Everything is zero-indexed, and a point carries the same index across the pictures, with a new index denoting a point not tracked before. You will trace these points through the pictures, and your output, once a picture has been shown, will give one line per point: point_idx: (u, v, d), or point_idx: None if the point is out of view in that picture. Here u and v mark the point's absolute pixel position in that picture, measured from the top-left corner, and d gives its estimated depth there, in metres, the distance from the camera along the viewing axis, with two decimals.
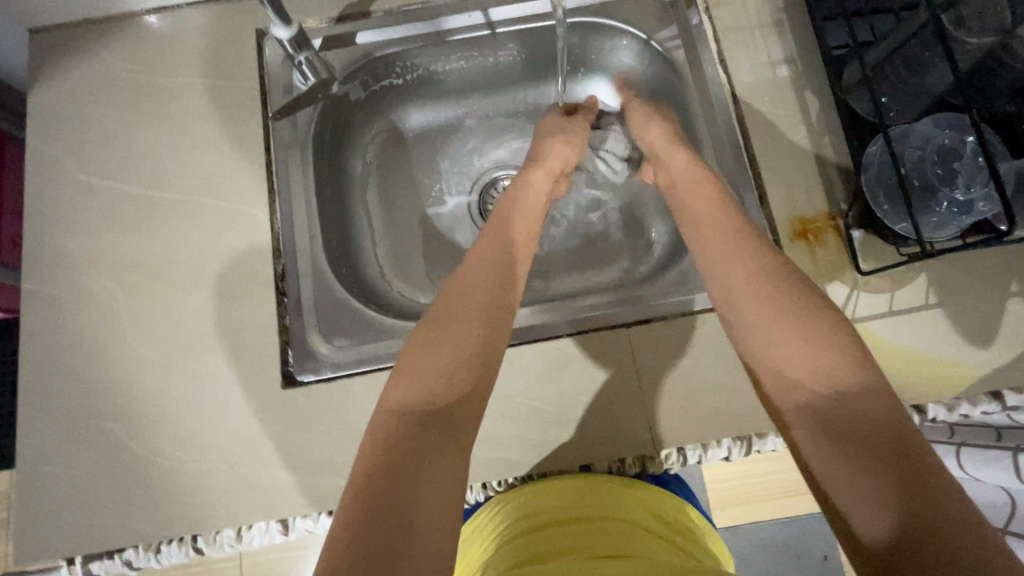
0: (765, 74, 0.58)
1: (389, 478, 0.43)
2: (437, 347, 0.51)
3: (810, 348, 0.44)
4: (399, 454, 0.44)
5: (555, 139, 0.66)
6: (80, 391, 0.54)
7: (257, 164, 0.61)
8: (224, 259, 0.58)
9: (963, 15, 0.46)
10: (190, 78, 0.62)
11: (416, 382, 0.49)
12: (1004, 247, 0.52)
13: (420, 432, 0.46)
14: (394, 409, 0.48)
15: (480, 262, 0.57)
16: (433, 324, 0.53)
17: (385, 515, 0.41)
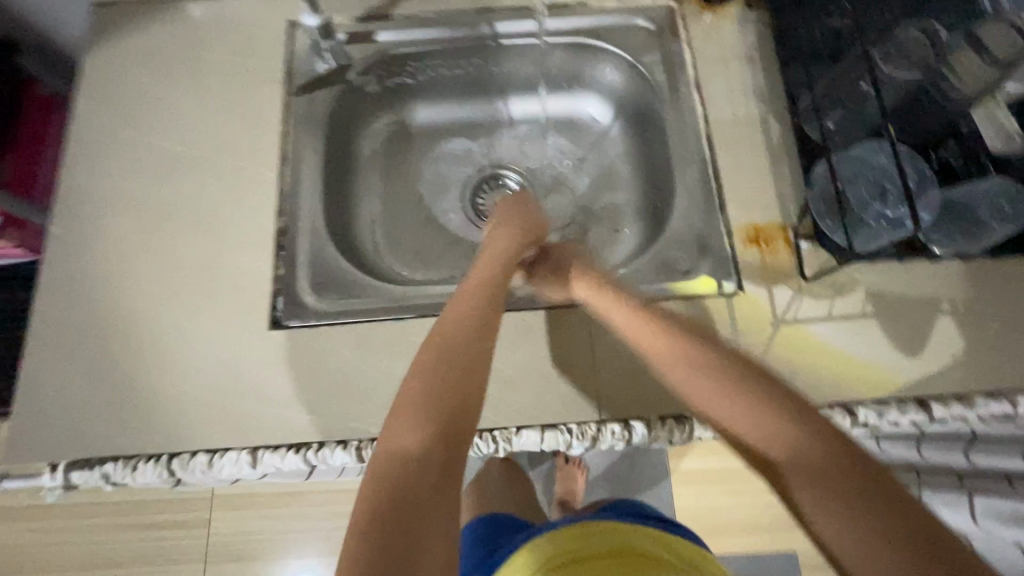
0: (732, 105, 0.73)
1: (387, 510, 0.41)
2: (421, 382, 0.49)
3: (762, 422, 0.47)
4: (402, 491, 0.42)
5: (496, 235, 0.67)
6: (92, 315, 0.65)
7: (275, 130, 0.73)
8: (234, 214, 0.69)
9: (888, 53, 0.63)
10: (227, 56, 0.76)
11: (409, 420, 0.47)
12: (923, 270, 0.65)
13: (418, 466, 0.44)
14: (390, 450, 0.45)
15: (469, 294, 0.57)
16: (423, 360, 0.51)
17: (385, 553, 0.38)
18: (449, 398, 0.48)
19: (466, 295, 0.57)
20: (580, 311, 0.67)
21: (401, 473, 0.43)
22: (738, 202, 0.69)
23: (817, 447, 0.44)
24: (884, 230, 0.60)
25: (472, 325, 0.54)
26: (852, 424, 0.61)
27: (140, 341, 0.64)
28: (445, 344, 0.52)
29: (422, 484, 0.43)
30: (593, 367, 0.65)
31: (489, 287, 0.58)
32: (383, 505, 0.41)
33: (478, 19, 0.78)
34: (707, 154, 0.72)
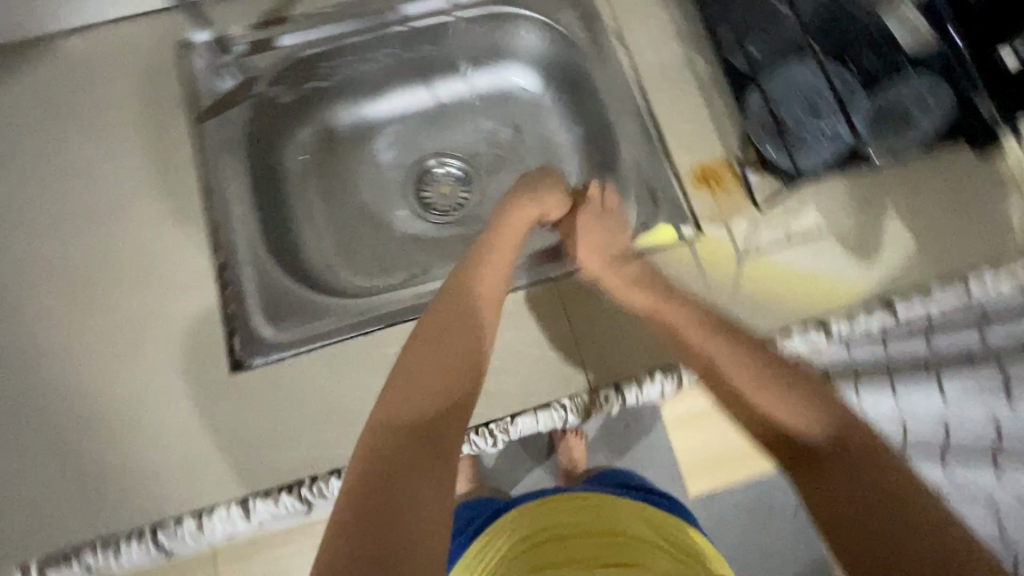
0: (656, 50, 0.72)
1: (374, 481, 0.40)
2: (425, 360, 0.48)
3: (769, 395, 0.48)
4: (399, 463, 0.41)
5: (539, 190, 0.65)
6: (30, 400, 0.60)
7: (190, 161, 0.67)
8: (166, 259, 0.64)
9: None
10: (118, 91, 0.69)
11: (412, 396, 0.46)
12: (866, 177, 0.67)
13: (418, 444, 0.43)
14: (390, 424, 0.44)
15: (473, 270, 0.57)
16: (427, 341, 0.50)
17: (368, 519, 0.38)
18: (451, 380, 0.48)
19: (482, 276, 0.56)
20: (546, 285, 0.66)
21: (403, 445, 0.42)
22: (681, 145, 0.69)
23: (819, 416, 0.46)
24: (824, 144, 0.62)
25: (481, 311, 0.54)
26: (827, 337, 0.63)
27: (92, 415, 0.59)
28: (456, 326, 0.51)
29: (419, 465, 0.41)
30: (574, 337, 0.64)
31: (500, 272, 0.58)
32: (373, 471, 0.41)
33: (383, 6, 0.75)
34: (642, 103, 0.71)
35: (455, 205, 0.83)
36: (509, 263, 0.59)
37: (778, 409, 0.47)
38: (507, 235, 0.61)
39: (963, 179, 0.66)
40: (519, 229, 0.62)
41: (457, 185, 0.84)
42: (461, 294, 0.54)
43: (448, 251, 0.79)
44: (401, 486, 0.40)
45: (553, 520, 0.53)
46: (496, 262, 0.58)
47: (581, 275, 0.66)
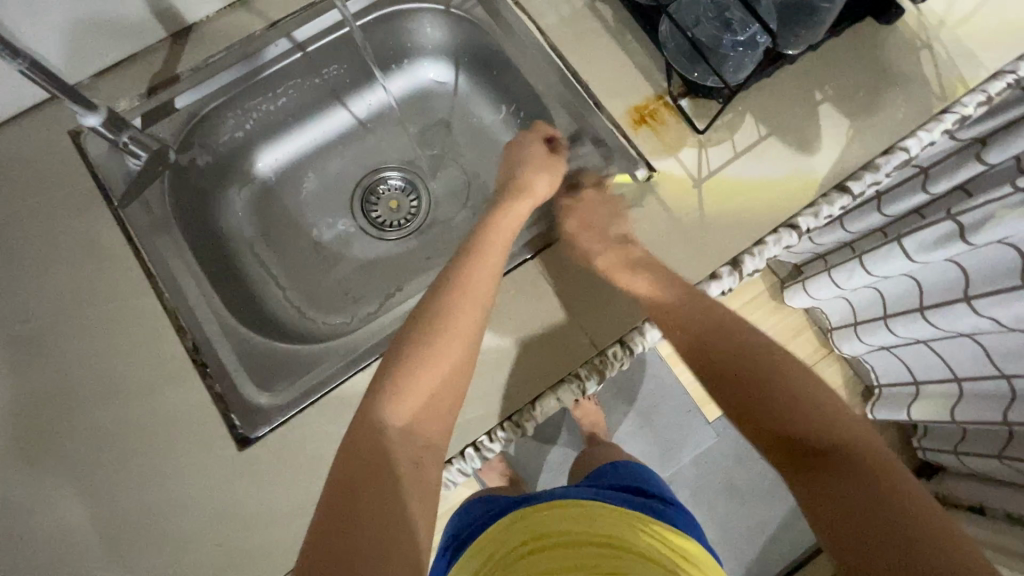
0: (558, 6, 0.71)
1: (348, 483, 0.47)
2: (410, 372, 0.53)
3: (792, 387, 0.52)
4: (371, 473, 0.48)
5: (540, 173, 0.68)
6: (33, 549, 0.55)
7: (124, 253, 0.63)
8: (130, 361, 0.60)
9: None
10: (18, 202, 0.64)
11: (393, 407, 0.52)
12: (788, 73, 0.69)
13: (387, 454, 0.49)
14: (369, 426, 0.51)
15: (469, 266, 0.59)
16: (414, 347, 0.55)
17: (344, 520, 0.45)
18: (428, 396, 0.53)
19: (471, 276, 0.59)
20: (523, 266, 0.66)
21: (379, 453, 0.49)
22: (610, 93, 0.69)
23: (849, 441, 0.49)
24: (745, 55, 0.62)
25: (468, 316, 0.57)
26: (798, 234, 0.65)
27: (108, 542, 0.56)
28: (443, 333, 0.55)
29: (388, 478, 0.48)
30: (567, 307, 0.64)
31: (492, 271, 0.60)
32: (355, 473, 0.48)
33: (273, 36, 0.71)
34: (559, 63, 0.71)
35: (408, 217, 0.81)
36: (501, 255, 0.61)
37: (796, 400, 0.51)
38: (504, 229, 0.64)
39: (874, 50, 0.69)
40: (514, 225, 0.65)
41: (403, 196, 0.82)
42: (451, 295, 0.57)
43: (416, 264, 0.78)
44: (371, 493, 0.47)
45: (530, 530, 0.57)
46: (487, 257, 0.61)
47: (554, 246, 0.66)
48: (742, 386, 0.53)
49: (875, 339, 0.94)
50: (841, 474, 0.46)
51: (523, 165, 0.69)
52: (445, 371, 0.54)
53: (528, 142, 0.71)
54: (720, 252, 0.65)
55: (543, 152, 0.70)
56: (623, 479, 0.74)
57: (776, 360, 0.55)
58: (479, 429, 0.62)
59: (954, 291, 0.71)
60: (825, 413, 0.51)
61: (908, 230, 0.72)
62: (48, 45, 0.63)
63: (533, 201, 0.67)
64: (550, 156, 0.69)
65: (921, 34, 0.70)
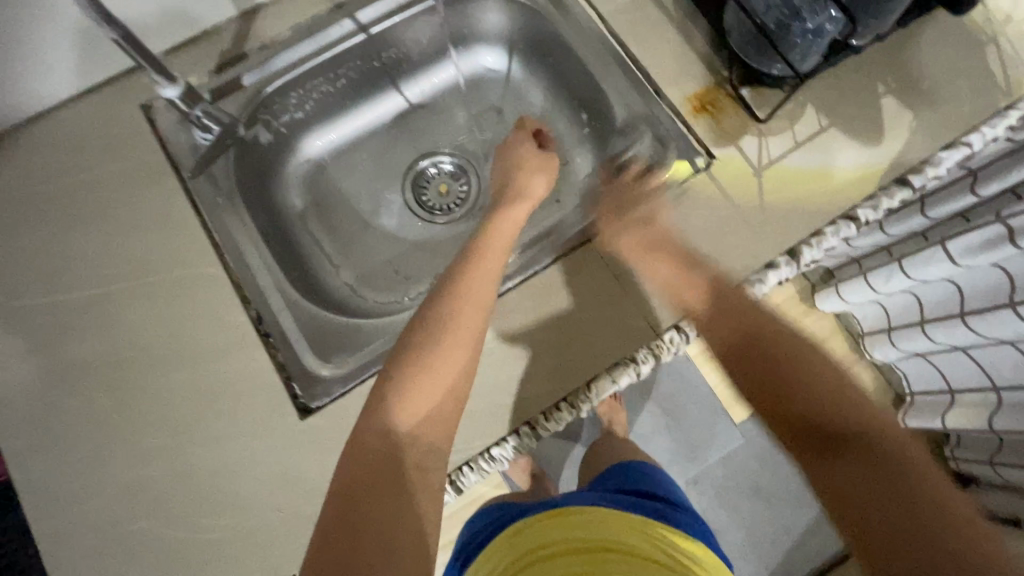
0: None
1: (355, 498, 0.46)
2: (410, 380, 0.52)
3: (821, 381, 0.50)
4: (380, 485, 0.47)
5: (534, 172, 0.69)
6: (100, 504, 0.56)
7: (191, 223, 0.64)
8: (195, 326, 0.61)
9: None
10: (90, 170, 0.65)
11: (398, 415, 0.50)
12: (852, 65, 0.68)
13: (395, 462, 0.48)
14: (372, 437, 0.49)
15: (471, 269, 0.58)
16: (414, 355, 0.53)
17: (341, 532, 0.44)
18: (433, 400, 0.51)
19: (471, 282, 0.57)
20: (579, 251, 0.66)
21: (382, 464, 0.48)
22: (670, 80, 0.69)
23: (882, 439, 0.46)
24: (812, 43, 0.61)
25: (471, 319, 0.55)
26: (856, 226, 0.65)
27: (170, 499, 0.57)
28: (444, 337, 0.53)
29: (397, 486, 0.47)
30: (623, 291, 0.64)
31: (493, 274, 0.58)
32: (355, 481, 0.47)
33: (338, 17, 0.72)
34: (620, 49, 0.71)
35: (457, 202, 0.82)
36: (501, 257, 0.61)
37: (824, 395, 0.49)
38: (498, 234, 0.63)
39: (941, 44, 0.69)
40: (511, 232, 0.64)
41: (453, 180, 0.83)
42: (449, 301, 0.55)
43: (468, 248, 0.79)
44: (380, 504, 0.46)
45: (539, 537, 0.55)
46: (488, 259, 0.59)
47: (611, 231, 0.66)
48: (753, 371, 0.52)
49: (909, 346, 0.91)
50: (860, 461, 0.45)
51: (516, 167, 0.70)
52: (449, 377, 0.52)
53: (523, 144, 0.72)
54: (777, 240, 0.65)
55: (535, 153, 0.71)
56: (637, 486, 0.73)
57: (777, 339, 0.53)
58: (535, 408, 0.62)
59: (999, 296, 0.68)
60: (839, 393, 0.49)
61: (954, 233, 0.69)
62: (130, 17, 0.65)
63: (529, 202, 0.68)
64: (546, 155, 0.71)
65: (987, 29, 0.69)
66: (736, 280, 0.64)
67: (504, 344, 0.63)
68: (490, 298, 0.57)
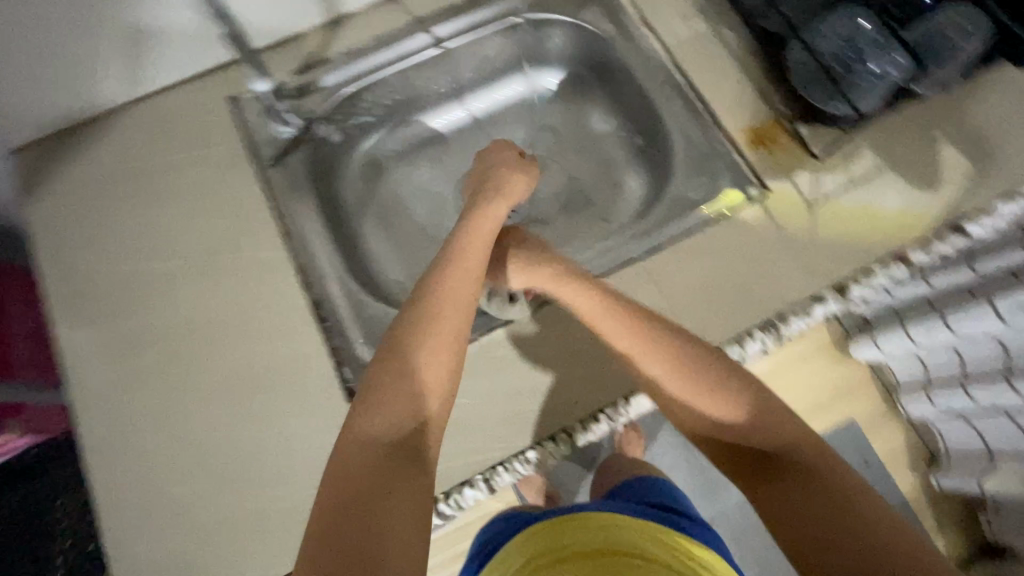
0: (684, 27, 0.76)
1: (356, 495, 0.43)
2: (400, 375, 0.49)
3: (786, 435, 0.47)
4: (381, 480, 0.44)
5: (514, 175, 0.65)
6: (153, 464, 0.59)
7: (263, 208, 0.68)
8: (258, 305, 0.65)
9: None
10: (178, 152, 0.71)
11: (388, 410, 0.48)
12: (911, 111, 0.69)
13: (394, 456, 0.46)
14: (360, 441, 0.46)
15: (454, 268, 0.55)
16: (400, 359, 0.50)
17: (343, 536, 0.41)
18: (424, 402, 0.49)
19: (456, 276, 0.55)
20: (628, 268, 0.67)
21: (378, 461, 0.45)
22: (729, 112, 0.72)
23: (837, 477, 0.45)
24: (876, 84, 0.63)
25: (462, 310, 0.54)
26: (905, 267, 0.65)
27: (220, 469, 0.59)
28: (434, 340, 0.51)
29: (398, 479, 0.45)
30: (669, 310, 0.65)
31: (478, 274, 0.56)
32: (349, 490, 0.43)
33: (417, 30, 0.77)
34: (681, 81, 0.74)
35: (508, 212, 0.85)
36: (485, 254, 0.57)
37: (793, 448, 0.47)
38: (482, 228, 0.59)
39: (1004, 98, 0.69)
40: (491, 228, 0.60)
41: None
42: (436, 297, 0.53)
43: None
44: (385, 498, 0.43)
45: (547, 543, 0.55)
46: (470, 257, 0.56)
47: (661, 250, 0.67)
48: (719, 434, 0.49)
49: None
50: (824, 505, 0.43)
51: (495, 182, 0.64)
52: (442, 365, 0.50)
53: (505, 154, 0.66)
54: (825, 274, 0.66)
55: (516, 164, 0.66)
56: (646, 497, 0.73)
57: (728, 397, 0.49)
58: (573, 416, 0.62)
59: None
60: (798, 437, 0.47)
61: None
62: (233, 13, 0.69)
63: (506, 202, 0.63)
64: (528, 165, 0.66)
65: None
66: (780, 310, 0.65)
67: (546, 350, 0.64)
68: (474, 298, 0.55)
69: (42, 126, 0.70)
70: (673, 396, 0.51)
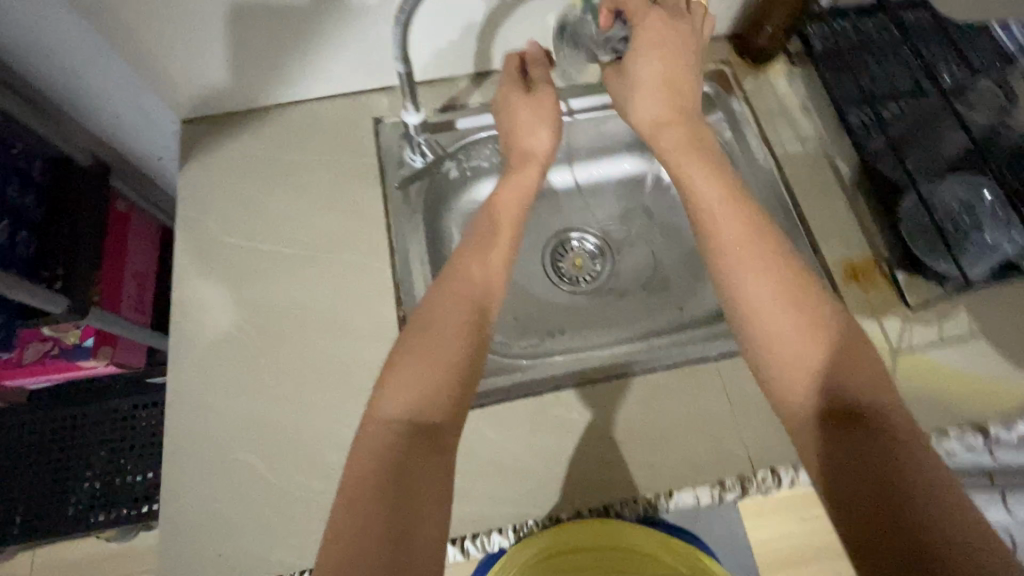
0: (799, 152, 0.79)
1: (393, 475, 0.48)
2: (419, 355, 0.54)
3: (849, 365, 0.49)
4: (406, 461, 0.49)
5: (521, 108, 0.72)
6: (220, 428, 0.64)
7: (378, 222, 0.75)
8: (352, 307, 0.70)
9: (968, 101, 0.72)
10: (319, 154, 0.79)
11: (412, 381, 0.53)
12: (1015, 287, 0.69)
13: (415, 435, 0.50)
14: (383, 421, 0.51)
15: (475, 252, 0.62)
16: (424, 339, 0.55)
17: (379, 501, 0.46)
18: (449, 369, 0.53)
19: (472, 258, 0.62)
20: (699, 365, 0.68)
21: (403, 441, 0.50)
22: (830, 241, 0.73)
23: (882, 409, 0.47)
24: (986, 253, 0.64)
25: (477, 289, 0.59)
26: (984, 440, 0.63)
27: (278, 451, 0.63)
28: (456, 316, 0.57)
29: (422, 457, 0.50)
30: (732, 415, 0.66)
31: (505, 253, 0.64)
32: (377, 471, 0.48)
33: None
34: (789, 198, 0.76)
35: (586, 277, 0.89)
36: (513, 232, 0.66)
37: (854, 382, 0.48)
38: (505, 223, 0.66)
39: None
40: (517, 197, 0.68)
41: (589, 259, 0.91)
42: (461, 282, 0.60)
43: (586, 321, 0.85)
44: (415, 479, 0.48)
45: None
46: (498, 237, 0.65)
47: (737, 358, 0.69)
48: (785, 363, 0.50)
49: None
50: (869, 434, 0.45)
51: (513, 130, 0.72)
52: (458, 339, 0.55)
53: (511, 92, 0.73)
54: None
55: (528, 105, 0.72)
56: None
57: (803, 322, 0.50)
58: (614, 496, 0.62)
59: None
60: (861, 369, 0.49)
61: None
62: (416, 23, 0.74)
63: (538, 164, 0.72)
64: (538, 99, 0.72)
65: None
66: None
67: (602, 422, 0.66)
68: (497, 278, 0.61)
69: (210, 107, 0.79)
70: (764, 302, 0.52)
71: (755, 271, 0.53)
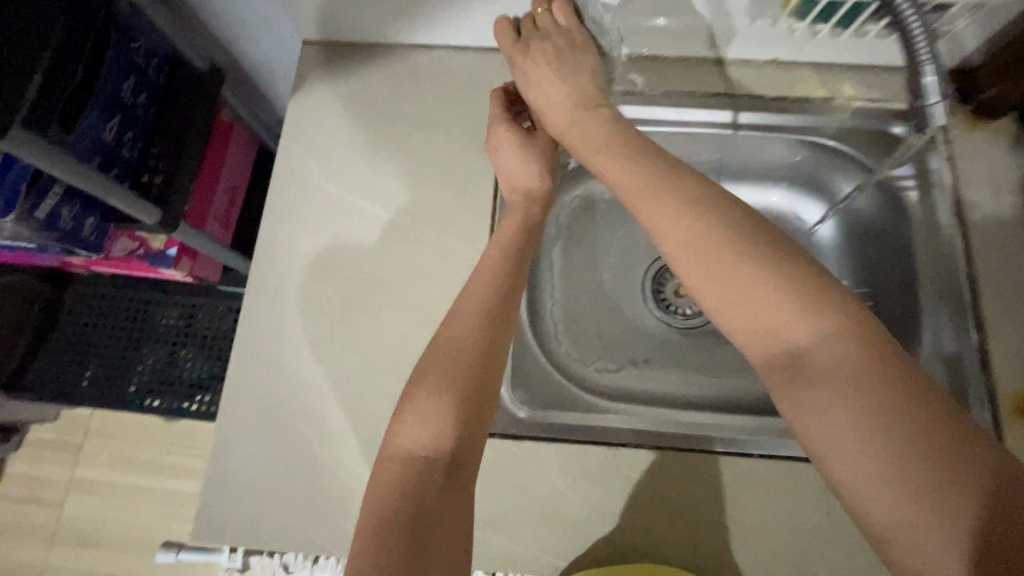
0: (1000, 239, 0.64)
1: (408, 515, 0.41)
2: (437, 379, 0.47)
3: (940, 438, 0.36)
4: (426, 501, 0.42)
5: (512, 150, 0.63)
6: (282, 388, 0.61)
7: (483, 203, 0.67)
8: (437, 293, 0.64)
9: None
10: (436, 112, 0.71)
11: (428, 400, 0.46)
12: None
13: (433, 472, 0.43)
14: (399, 453, 0.44)
15: (499, 266, 0.54)
16: (439, 359, 0.48)
17: (390, 544, 0.39)
18: (469, 395, 0.46)
19: (489, 272, 0.53)
20: (804, 464, 0.59)
21: (418, 480, 0.43)
22: (1009, 359, 0.60)
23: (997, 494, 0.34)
24: None
25: (503, 305, 0.51)
26: None
27: (332, 430, 0.60)
28: (473, 334, 0.49)
29: (441, 494, 0.43)
30: (826, 531, 0.57)
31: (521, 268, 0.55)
32: (394, 511, 0.41)
33: (724, 104, 0.70)
34: (968, 295, 0.63)
35: (687, 310, 0.79)
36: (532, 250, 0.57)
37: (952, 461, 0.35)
38: None
39: None
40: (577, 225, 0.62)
41: None
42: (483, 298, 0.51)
43: (675, 359, 0.76)
44: (436, 522, 0.42)
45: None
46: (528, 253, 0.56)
47: None
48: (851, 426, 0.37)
49: None
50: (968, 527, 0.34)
51: (512, 178, 0.63)
52: (473, 360, 0.48)
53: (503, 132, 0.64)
54: None
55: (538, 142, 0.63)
56: None
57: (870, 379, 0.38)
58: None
59: None
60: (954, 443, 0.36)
61: None
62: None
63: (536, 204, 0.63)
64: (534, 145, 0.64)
65: None
66: None
67: (676, 494, 0.59)
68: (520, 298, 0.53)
69: (338, 34, 0.72)
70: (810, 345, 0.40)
71: (781, 305, 0.41)
